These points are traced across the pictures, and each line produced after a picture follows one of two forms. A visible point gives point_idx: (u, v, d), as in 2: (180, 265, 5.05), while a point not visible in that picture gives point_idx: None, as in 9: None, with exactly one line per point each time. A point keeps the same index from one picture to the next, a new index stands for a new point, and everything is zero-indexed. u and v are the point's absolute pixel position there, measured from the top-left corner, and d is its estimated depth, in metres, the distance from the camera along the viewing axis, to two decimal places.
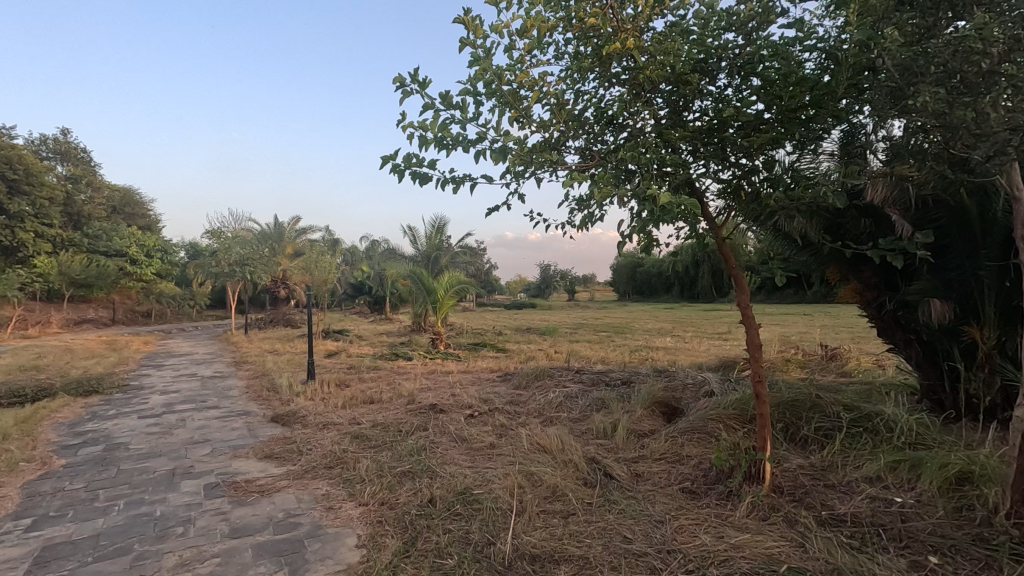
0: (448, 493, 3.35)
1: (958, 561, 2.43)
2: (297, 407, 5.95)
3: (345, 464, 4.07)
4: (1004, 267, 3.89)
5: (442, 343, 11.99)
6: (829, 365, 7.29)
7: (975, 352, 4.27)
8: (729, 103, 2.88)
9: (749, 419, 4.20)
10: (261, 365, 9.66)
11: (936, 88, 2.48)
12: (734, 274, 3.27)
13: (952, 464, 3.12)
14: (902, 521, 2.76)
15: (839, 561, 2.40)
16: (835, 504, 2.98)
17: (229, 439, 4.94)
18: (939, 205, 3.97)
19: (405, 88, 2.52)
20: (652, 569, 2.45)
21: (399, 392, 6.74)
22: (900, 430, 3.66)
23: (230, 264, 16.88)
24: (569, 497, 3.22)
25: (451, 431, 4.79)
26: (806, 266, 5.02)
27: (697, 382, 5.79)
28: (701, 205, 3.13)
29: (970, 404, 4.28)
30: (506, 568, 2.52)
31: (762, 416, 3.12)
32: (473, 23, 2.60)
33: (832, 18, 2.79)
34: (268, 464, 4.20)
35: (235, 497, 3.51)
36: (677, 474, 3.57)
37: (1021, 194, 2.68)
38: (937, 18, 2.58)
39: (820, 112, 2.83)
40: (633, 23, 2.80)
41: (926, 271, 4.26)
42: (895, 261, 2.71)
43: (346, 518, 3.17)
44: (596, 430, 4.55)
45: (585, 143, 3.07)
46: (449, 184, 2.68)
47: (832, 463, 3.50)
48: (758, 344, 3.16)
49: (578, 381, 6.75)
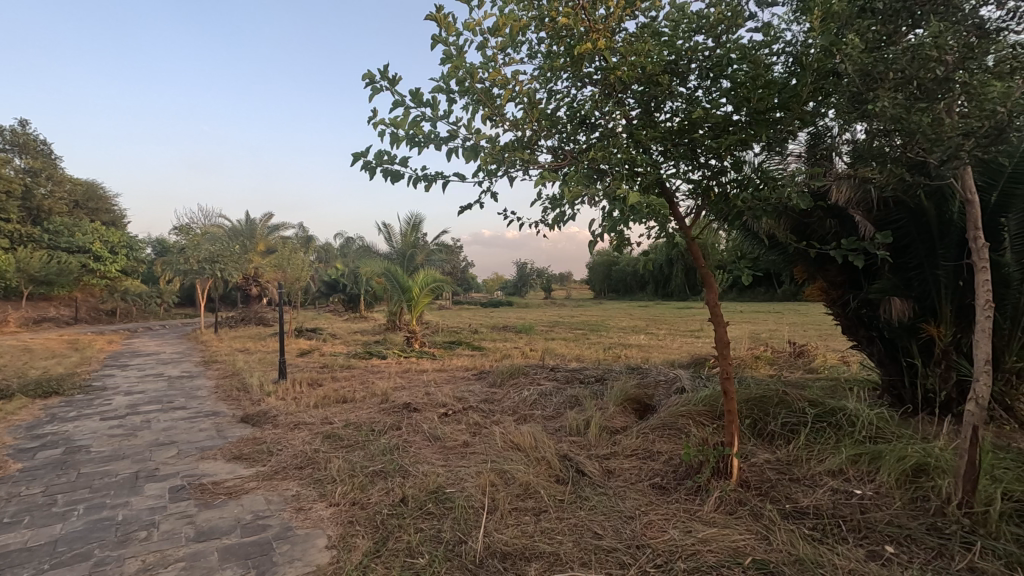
0: (420, 492, 3.34)
1: (913, 550, 2.52)
2: (268, 407, 5.84)
3: (317, 464, 4.02)
4: (959, 266, 4.07)
5: (416, 343, 11.87)
6: (797, 361, 7.48)
7: (933, 348, 4.44)
8: (699, 105, 2.93)
9: (718, 414, 4.29)
10: (232, 364, 9.44)
11: (895, 93, 2.58)
12: (704, 274, 3.33)
13: (909, 457, 3.23)
14: (861, 513, 2.86)
15: (801, 552, 2.47)
16: (799, 497, 3.06)
17: (196, 440, 4.83)
18: (900, 207, 4.12)
19: (375, 85, 2.48)
20: (621, 564, 2.48)
21: (372, 391, 6.66)
22: (862, 425, 3.78)
23: (199, 261, 16.41)
24: (541, 495, 3.24)
25: (425, 430, 4.76)
26: (776, 265, 5.14)
27: (669, 379, 5.88)
28: (671, 205, 3.20)
29: (927, 399, 4.46)
30: (477, 566, 2.52)
31: (730, 412, 3.19)
32: (445, 21, 2.59)
33: (799, 23, 2.84)
34: (237, 466, 4.12)
35: (202, 500, 3.44)
36: (648, 470, 3.61)
37: (974, 197, 2.79)
38: (897, 26, 2.68)
39: (787, 115, 2.88)
40: (605, 24, 2.82)
41: (888, 270, 4.42)
42: (857, 261, 2.79)
43: (316, 519, 3.13)
44: (570, 427, 4.58)
45: (558, 143, 3.10)
46: (421, 182, 2.67)
47: (797, 458, 3.59)
48: (727, 341, 3.21)
49: (552, 379, 6.78)
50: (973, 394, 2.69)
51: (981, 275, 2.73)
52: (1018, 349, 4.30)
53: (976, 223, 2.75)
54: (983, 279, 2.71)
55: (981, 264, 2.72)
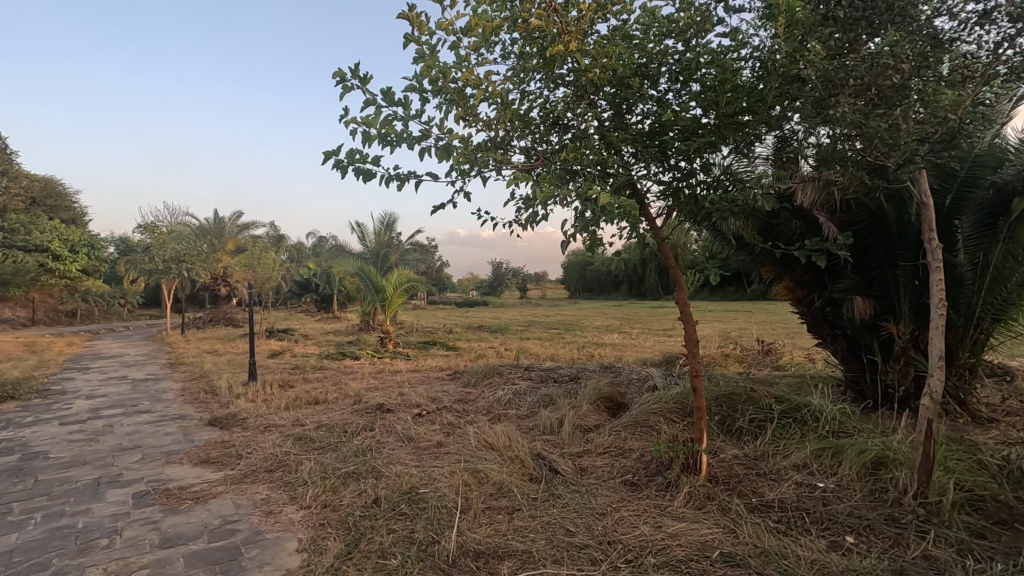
0: (393, 493, 3.32)
1: (871, 540, 2.62)
2: (237, 410, 5.73)
3: (287, 467, 3.96)
4: (916, 266, 4.27)
5: (390, 343, 11.77)
6: (765, 359, 7.67)
7: (892, 345, 4.61)
8: (669, 108, 2.98)
9: (689, 411, 4.38)
10: (199, 367, 9.21)
11: (855, 99, 2.68)
12: (675, 274, 3.39)
13: (869, 450, 3.35)
14: (824, 505, 2.95)
15: (766, 545, 2.54)
16: (765, 491, 3.14)
17: (161, 444, 4.70)
18: (861, 208, 4.28)
19: (346, 84, 2.49)
20: (593, 560, 2.51)
21: (345, 392, 6.58)
22: (825, 420, 3.89)
23: (165, 261, 15.95)
24: (514, 494, 3.26)
25: (398, 431, 4.73)
26: (744, 265, 5.27)
27: (642, 377, 5.96)
28: (642, 207, 3.24)
29: (887, 394, 4.63)
30: (450, 566, 2.52)
31: (700, 409, 3.26)
32: (417, 20, 2.59)
33: (766, 29, 2.92)
34: (204, 470, 4.02)
35: (167, 505, 3.35)
36: (620, 467, 3.67)
37: (929, 200, 2.90)
38: (857, 34, 2.77)
39: (754, 118, 2.95)
40: (576, 26, 2.84)
41: (851, 270, 4.57)
42: (820, 261, 2.88)
43: (286, 523, 3.08)
44: (544, 426, 4.61)
45: (531, 143, 3.12)
46: (394, 182, 2.68)
47: (763, 453, 3.69)
48: (696, 339, 3.28)
49: (527, 378, 6.81)
50: (928, 389, 2.80)
51: (935, 275, 2.84)
52: (971, 345, 4.49)
53: (931, 225, 2.86)
54: (937, 279, 2.83)
55: (935, 265, 2.83)
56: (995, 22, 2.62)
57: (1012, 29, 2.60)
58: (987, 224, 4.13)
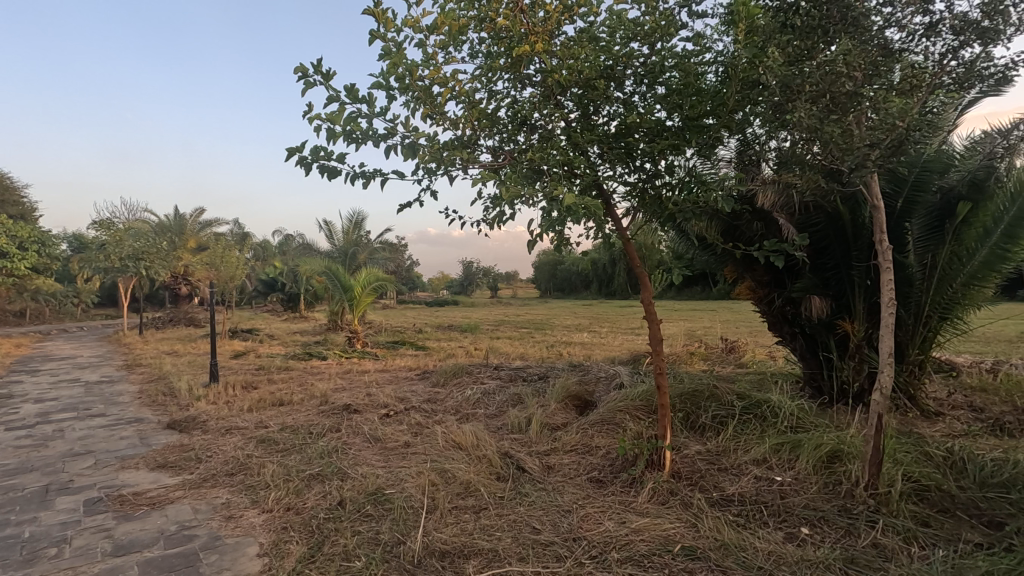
0: (358, 495, 3.27)
1: (825, 530, 2.71)
2: (197, 412, 5.56)
3: (249, 470, 3.86)
4: (870, 267, 4.48)
5: (359, 343, 11.59)
6: (728, 357, 7.86)
7: (847, 343, 4.79)
8: (634, 110, 3.03)
9: (654, 408, 4.44)
10: (157, 368, 8.91)
11: (811, 105, 2.76)
12: (639, 274, 3.44)
13: (825, 444, 3.47)
14: (781, 498, 3.05)
15: (725, 538, 2.61)
16: (726, 485, 3.23)
17: (115, 449, 4.53)
18: (819, 211, 4.45)
19: (308, 79, 2.51)
20: (558, 557, 2.53)
21: (310, 393, 6.46)
22: (784, 415, 4.01)
23: (121, 259, 15.33)
24: (481, 492, 3.27)
25: (365, 431, 4.68)
26: (708, 266, 5.38)
27: (610, 375, 6.04)
28: (608, 207, 3.29)
29: (842, 389, 4.80)
30: (415, 566, 2.51)
31: (663, 406, 3.32)
32: (383, 16, 2.57)
33: (728, 35, 3.00)
34: (161, 475, 3.89)
35: (121, 512, 3.23)
36: (587, 464, 3.70)
37: (879, 203, 3.00)
38: (815, 43, 2.84)
39: (717, 122, 3.03)
40: (543, 27, 2.85)
41: (809, 270, 4.73)
42: (778, 261, 2.97)
43: (247, 527, 3.01)
44: (512, 425, 4.63)
45: (498, 143, 3.13)
46: (359, 179, 2.68)
47: (725, 448, 3.78)
48: (660, 338, 3.33)
49: (496, 377, 6.82)
50: (878, 384, 2.91)
51: (884, 275, 2.95)
52: (920, 342, 4.69)
53: (881, 228, 2.96)
54: (886, 279, 2.94)
55: (885, 266, 2.94)
56: (941, 34, 2.74)
57: (955, 41, 2.73)
58: (934, 226, 4.40)
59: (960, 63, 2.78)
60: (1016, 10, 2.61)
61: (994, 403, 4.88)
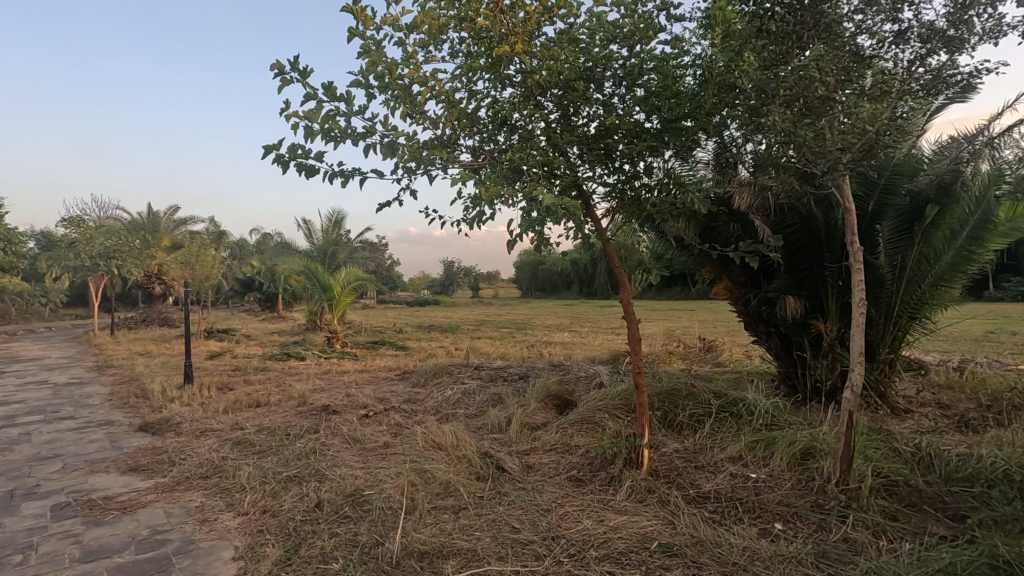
0: (336, 496, 3.25)
1: (798, 525, 2.77)
2: (171, 414, 5.45)
3: (224, 472, 3.80)
4: (842, 268, 4.60)
5: (338, 343, 11.47)
6: (705, 356, 7.96)
7: (820, 342, 4.90)
8: (614, 112, 3.06)
9: (633, 407, 4.49)
10: (130, 369, 8.71)
11: (785, 109, 2.82)
12: (618, 274, 3.46)
13: (799, 441, 3.54)
14: (756, 494, 3.10)
15: (701, 534, 2.65)
16: (702, 482, 3.27)
17: (85, 453, 4.42)
18: (793, 213, 4.56)
19: (285, 76, 2.49)
20: (536, 556, 2.54)
21: (288, 394, 6.37)
22: (759, 413, 4.09)
23: (92, 257, 14.93)
24: (460, 492, 3.26)
25: (344, 432, 4.64)
26: (686, 266, 5.45)
27: (590, 374, 6.08)
28: (588, 207, 3.31)
29: (816, 388, 4.90)
30: (393, 567, 2.50)
31: (642, 405, 3.36)
32: (362, 14, 2.55)
33: (705, 39, 3.04)
34: (132, 478, 3.81)
35: (90, 517, 3.15)
36: (566, 464, 3.72)
37: (851, 205, 3.07)
38: (789, 48, 2.90)
39: (695, 124, 3.07)
40: (523, 28, 2.85)
41: (784, 271, 4.82)
42: (753, 262, 3.02)
43: (222, 530, 2.97)
44: (492, 425, 4.64)
45: (478, 142, 3.14)
46: (337, 178, 2.66)
47: (702, 446, 3.83)
48: (639, 338, 3.36)
49: (477, 377, 6.81)
50: (849, 382, 2.97)
51: (855, 276, 3.02)
52: (890, 341, 4.81)
53: (853, 229, 3.02)
54: (857, 280, 3.01)
55: (856, 267, 3.01)
56: (909, 42, 2.82)
57: (923, 49, 2.81)
58: (903, 228, 4.57)
59: (928, 70, 2.86)
60: (979, 20, 2.70)
61: (960, 400, 5.03)
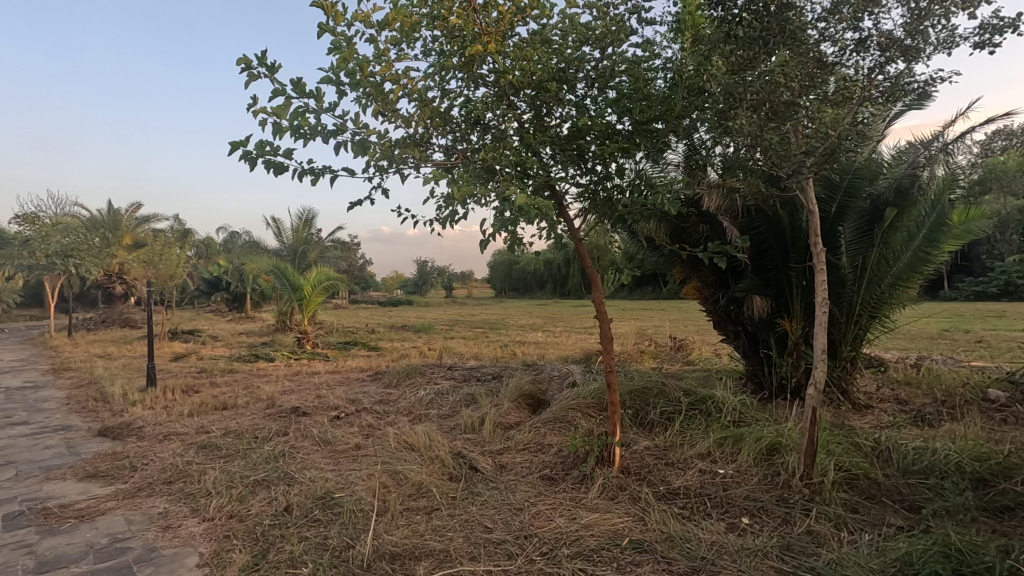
0: (306, 500, 3.19)
1: (763, 519, 2.84)
2: (133, 418, 5.27)
3: (189, 477, 3.69)
4: (806, 268, 4.73)
5: (309, 343, 11.26)
6: (676, 355, 8.09)
7: (786, 340, 5.03)
8: (586, 113, 3.08)
9: (605, 406, 4.53)
10: (89, 372, 8.39)
11: (752, 113, 2.88)
12: (590, 274, 3.49)
13: (765, 437, 3.63)
14: (724, 490, 3.17)
15: (671, 530, 2.69)
16: (672, 479, 3.33)
17: (40, 459, 4.24)
18: (760, 214, 4.67)
19: (251, 71, 2.44)
20: (509, 556, 2.54)
21: (256, 397, 6.23)
22: (727, 410, 4.17)
23: (48, 256, 14.32)
24: (433, 493, 3.24)
25: (314, 434, 4.56)
26: (657, 266, 5.53)
27: (563, 374, 6.11)
28: (560, 207, 3.33)
29: (781, 385, 5.03)
30: (364, 570, 2.47)
31: (613, 403, 3.39)
32: (332, 9, 2.51)
33: (676, 43, 3.09)
34: (91, 485, 3.67)
35: (45, 526, 3.03)
36: (539, 463, 3.74)
37: (815, 207, 3.16)
38: (757, 53, 2.95)
39: (665, 126, 3.12)
40: (496, 28, 2.85)
41: (751, 271, 4.94)
42: (721, 262, 3.09)
43: (186, 537, 2.88)
44: (465, 425, 4.62)
45: (451, 142, 3.13)
46: (307, 176, 2.62)
47: (672, 443, 3.89)
48: (611, 337, 3.40)
49: (450, 377, 6.78)
50: (813, 380, 3.06)
51: (819, 276, 3.10)
52: (852, 339, 4.96)
53: (816, 230, 3.11)
54: (820, 280, 3.10)
55: (819, 267, 3.10)
56: (869, 50, 2.92)
57: (882, 57, 2.91)
58: (864, 230, 4.74)
59: (887, 78, 2.97)
60: (934, 31, 2.81)
61: (917, 395, 5.23)
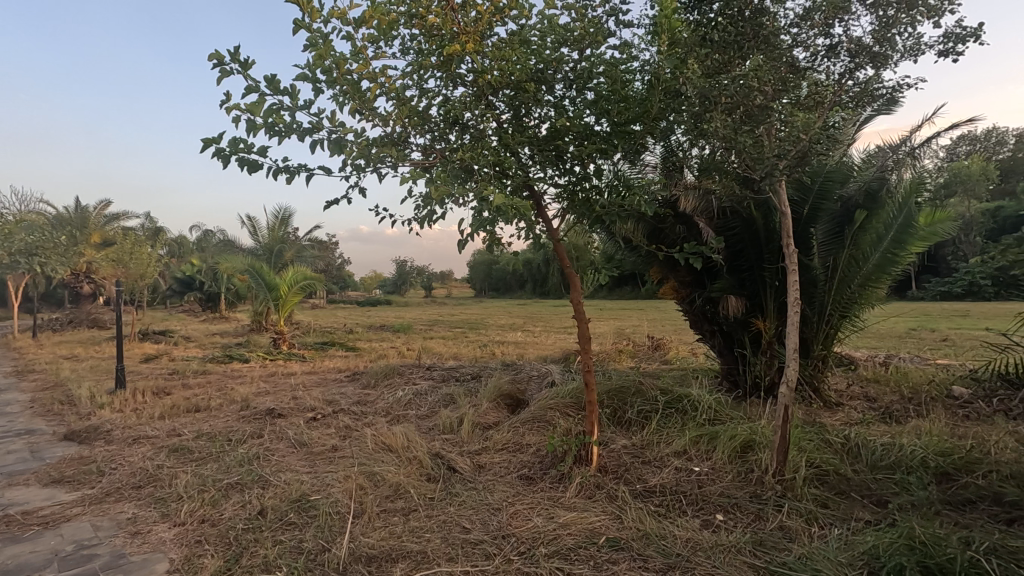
0: (281, 503, 3.14)
1: (737, 516, 2.89)
2: (100, 421, 5.13)
3: (159, 482, 3.61)
4: (779, 269, 4.83)
5: (285, 343, 11.08)
6: (654, 354, 8.18)
7: (760, 339, 5.12)
8: (565, 113, 3.10)
9: (583, 405, 4.56)
10: (55, 374, 8.12)
11: (726, 116, 2.93)
12: (568, 274, 3.51)
13: (739, 435, 3.69)
14: (699, 487, 3.22)
15: (647, 528, 2.72)
16: (648, 477, 3.37)
17: (1, 465, 4.09)
18: (734, 216, 4.76)
19: (224, 67, 2.39)
20: (486, 556, 2.54)
21: (229, 399, 6.10)
22: (702, 409, 4.23)
23: (11, 254, 13.82)
24: (410, 494, 3.22)
25: (289, 436, 4.49)
26: (635, 266, 5.58)
27: (541, 373, 6.12)
28: (539, 208, 3.34)
29: (755, 383, 5.12)
30: (340, 573, 2.44)
31: (591, 403, 3.41)
32: (308, 6, 2.48)
33: (653, 45, 3.13)
34: (56, 491, 3.56)
35: (6, 534, 2.93)
36: (517, 463, 3.74)
37: (787, 209, 3.23)
38: (731, 57, 2.99)
39: (642, 128, 3.15)
40: (474, 28, 2.85)
41: (726, 271, 5.02)
42: (696, 262, 3.13)
43: (156, 542, 2.82)
44: (443, 426, 4.60)
45: (429, 141, 3.11)
46: (282, 174, 2.58)
47: (649, 442, 3.93)
48: (588, 336, 3.42)
49: (428, 377, 6.74)
50: (785, 378, 3.12)
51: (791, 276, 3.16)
52: (823, 338, 5.08)
53: (788, 232, 3.17)
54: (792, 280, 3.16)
55: (792, 268, 3.16)
56: (839, 56, 2.99)
57: (851, 63, 2.99)
58: (835, 231, 4.84)
59: (856, 83, 3.04)
60: (901, 38, 2.89)
61: (885, 393, 5.38)
